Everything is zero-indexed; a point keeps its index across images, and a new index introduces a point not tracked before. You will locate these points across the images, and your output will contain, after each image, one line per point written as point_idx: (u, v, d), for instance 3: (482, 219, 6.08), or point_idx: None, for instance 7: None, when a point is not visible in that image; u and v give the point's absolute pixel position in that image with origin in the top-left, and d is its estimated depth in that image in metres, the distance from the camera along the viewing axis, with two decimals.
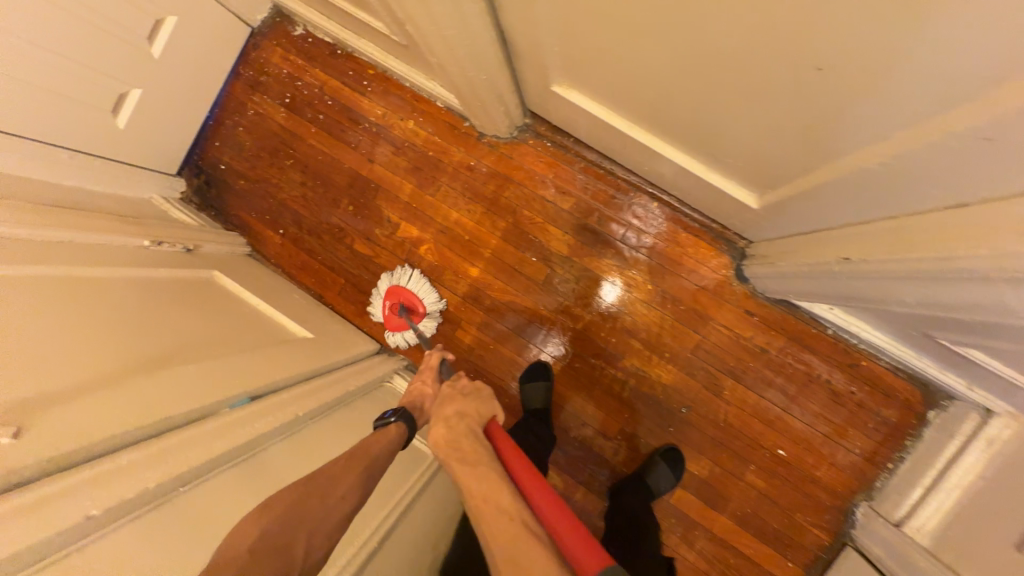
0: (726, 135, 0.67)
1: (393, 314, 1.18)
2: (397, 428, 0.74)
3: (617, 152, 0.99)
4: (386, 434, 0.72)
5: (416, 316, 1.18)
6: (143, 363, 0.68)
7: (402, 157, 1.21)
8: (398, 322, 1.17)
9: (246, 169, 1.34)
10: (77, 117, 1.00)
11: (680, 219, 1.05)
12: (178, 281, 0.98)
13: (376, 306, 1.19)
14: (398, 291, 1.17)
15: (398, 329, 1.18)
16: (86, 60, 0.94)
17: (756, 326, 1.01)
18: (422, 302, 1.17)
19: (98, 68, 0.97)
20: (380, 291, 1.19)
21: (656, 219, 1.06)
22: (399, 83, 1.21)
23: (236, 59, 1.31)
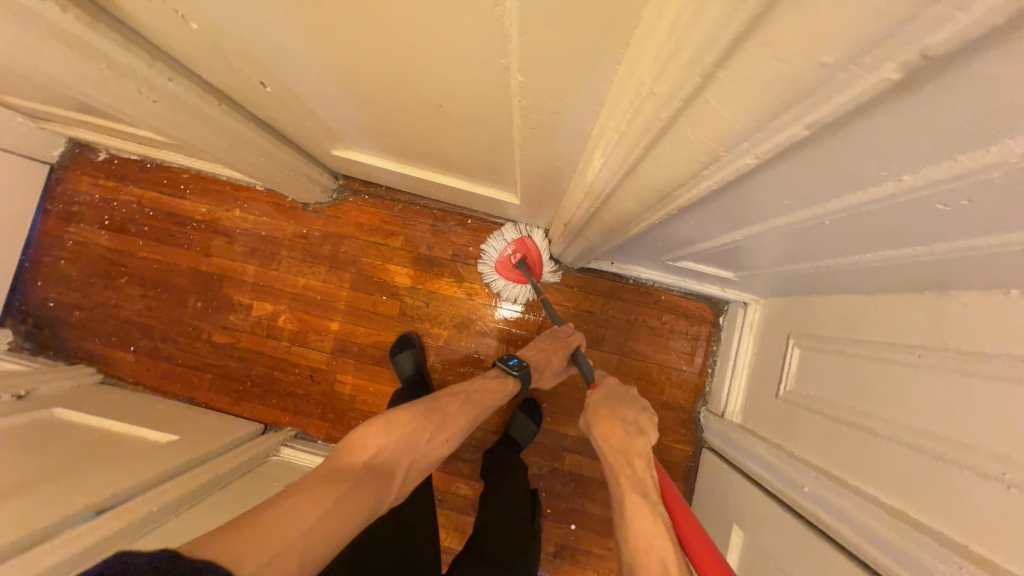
0: (459, 157, 0.85)
1: (509, 260, 1.16)
2: (516, 381, 0.96)
3: (419, 189, 1.15)
4: (505, 386, 0.95)
5: (533, 270, 1.16)
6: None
7: (236, 243, 1.28)
8: (513, 271, 1.16)
9: (79, 299, 1.31)
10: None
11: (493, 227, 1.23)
12: (9, 428, 0.94)
13: (496, 245, 1.17)
14: (528, 243, 1.15)
15: (509, 277, 1.16)
16: None
17: (580, 295, 1.20)
18: (542, 262, 1.15)
19: None
20: (509, 236, 1.17)
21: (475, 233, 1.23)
22: (216, 179, 1.28)
23: (41, 197, 1.31)
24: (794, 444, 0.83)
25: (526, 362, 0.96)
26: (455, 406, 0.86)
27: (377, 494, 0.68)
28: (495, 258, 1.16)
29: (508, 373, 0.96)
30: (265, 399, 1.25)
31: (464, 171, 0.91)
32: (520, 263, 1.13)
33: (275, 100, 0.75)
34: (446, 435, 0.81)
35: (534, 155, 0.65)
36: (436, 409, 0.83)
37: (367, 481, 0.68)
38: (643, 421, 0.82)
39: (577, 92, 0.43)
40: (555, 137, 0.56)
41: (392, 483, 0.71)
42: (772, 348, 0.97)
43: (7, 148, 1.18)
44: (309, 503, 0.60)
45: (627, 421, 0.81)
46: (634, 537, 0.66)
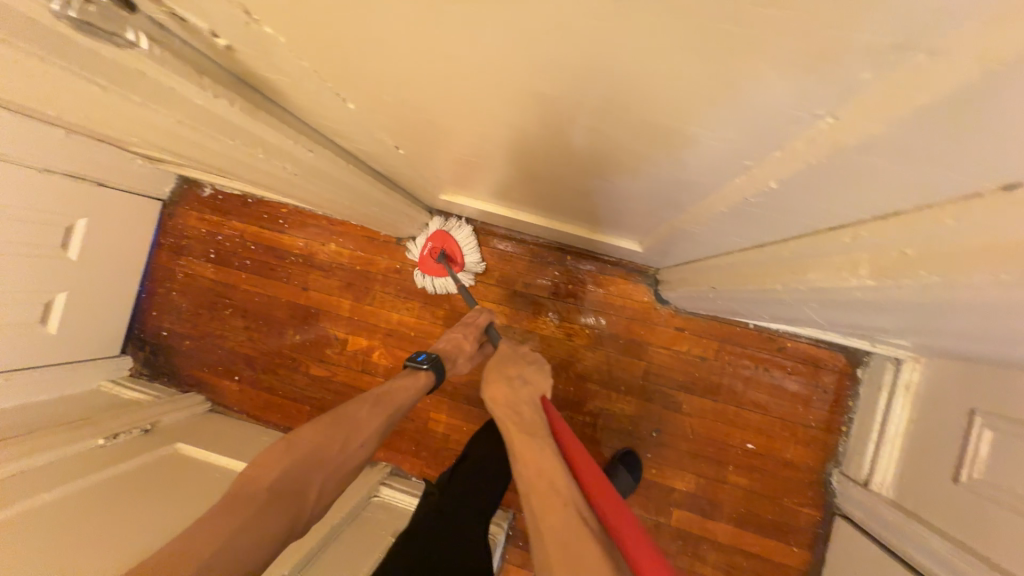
0: (588, 208, 0.78)
1: (430, 258, 1.16)
2: (425, 375, 0.86)
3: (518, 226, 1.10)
4: (414, 379, 0.84)
5: (454, 265, 1.15)
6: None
7: (332, 278, 1.28)
8: (434, 267, 1.16)
9: (189, 328, 1.37)
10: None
11: (593, 263, 1.15)
12: (138, 470, 0.99)
13: (416, 246, 1.18)
14: (446, 237, 1.15)
15: (431, 273, 1.18)
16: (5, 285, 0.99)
17: (689, 339, 1.10)
18: (462, 254, 1.15)
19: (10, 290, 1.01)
20: (429, 231, 1.17)
21: (573, 269, 1.16)
22: (312, 213, 1.29)
23: (156, 232, 1.38)
24: (982, 545, 0.70)
25: (437, 353, 0.88)
26: (363, 408, 0.74)
27: (295, 512, 0.60)
28: (416, 256, 1.17)
29: (417, 368, 0.87)
30: None
31: (586, 218, 0.84)
32: (439, 257, 1.14)
33: (403, 158, 0.72)
34: (358, 440, 0.70)
35: (707, 228, 0.56)
36: (343, 414, 0.72)
37: (272, 499, 0.58)
38: (530, 376, 0.79)
39: (849, 207, 0.35)
40: (759, 225, 0.47)
41: (310, 497, 0.62)
42: (944, 421, 0.83)
43: (129, 189, 1.24)
44: (207, 528, 0.52)
45: (511, 375, 0.77)
46: (530, 484, 0.58)
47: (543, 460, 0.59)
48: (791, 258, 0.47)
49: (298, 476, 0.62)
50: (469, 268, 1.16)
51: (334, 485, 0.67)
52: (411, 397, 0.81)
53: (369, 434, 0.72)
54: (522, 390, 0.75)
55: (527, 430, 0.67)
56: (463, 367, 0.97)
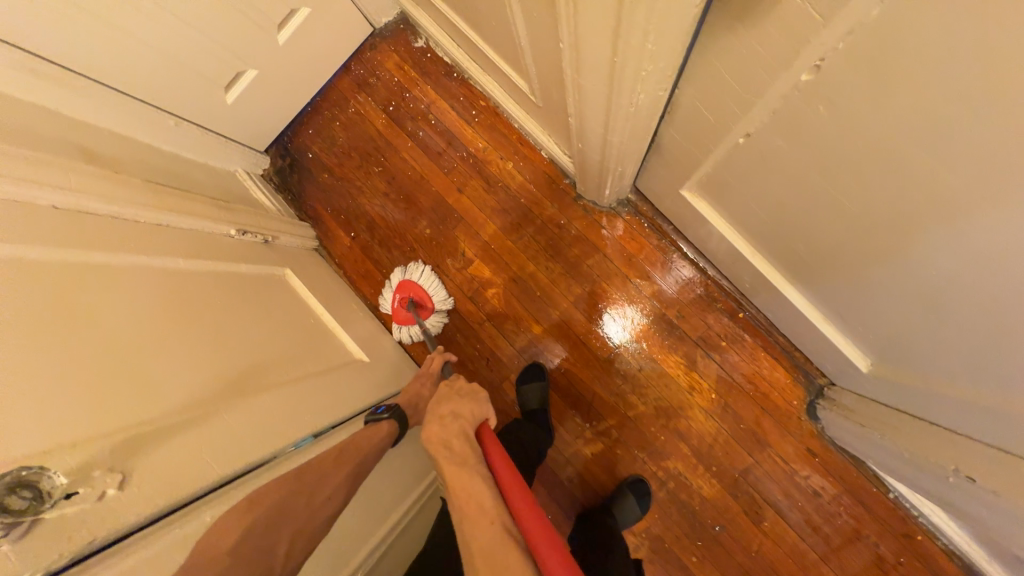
0: (875, 309, 0.63)
1: (401, 308, 1.18)
2: (387, 424, 0.79)
3: (720, 258, 0.96)
4: (377, 430, 0.76)
5: (423, 311, 1.18)
6: (222, 388, 0.67)
7: (492, 195, 1.18)
8: (405, 316, 1.18)
9: (333, 164, 1.32)
10: (178, 82, 0.98)
11: (691, 267, 1.06)
12: (252, 276, 0.96)
13: (386, 299, 1.21)
14: (410, 284, 1.18)
15: (403, 323, 1.18)
16: (213, 33, 0.94)
17: (814, 467, 0.98)
18: (430, 298, 1.18)
19: (215, 39, 0.95)
20: (393, 283, 1.20)
21: (667, 260, 1.07)
22: (509, 122, 1.18)
23: (351, 55, 1.29)
24: None
25: (399, 405, 0.82)
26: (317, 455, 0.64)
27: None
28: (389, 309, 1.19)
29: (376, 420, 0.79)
30: (436, 352, 1.22)
31: (847, 311, 0.70)
32: (407, 306, 1.16)
33: (724, 148, 0.59)
34: (329, 488, 0.61)
35: None
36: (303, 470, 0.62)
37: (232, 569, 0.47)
38: (462, 409, 0.74)
39: None
40: None
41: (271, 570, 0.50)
42: None
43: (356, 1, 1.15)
44: None
45: (446, 413, 0.73)
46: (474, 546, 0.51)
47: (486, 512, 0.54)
48: None
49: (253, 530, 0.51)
50: (439, 310, 1.18)
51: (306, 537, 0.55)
52: (371, 446, 0.71)
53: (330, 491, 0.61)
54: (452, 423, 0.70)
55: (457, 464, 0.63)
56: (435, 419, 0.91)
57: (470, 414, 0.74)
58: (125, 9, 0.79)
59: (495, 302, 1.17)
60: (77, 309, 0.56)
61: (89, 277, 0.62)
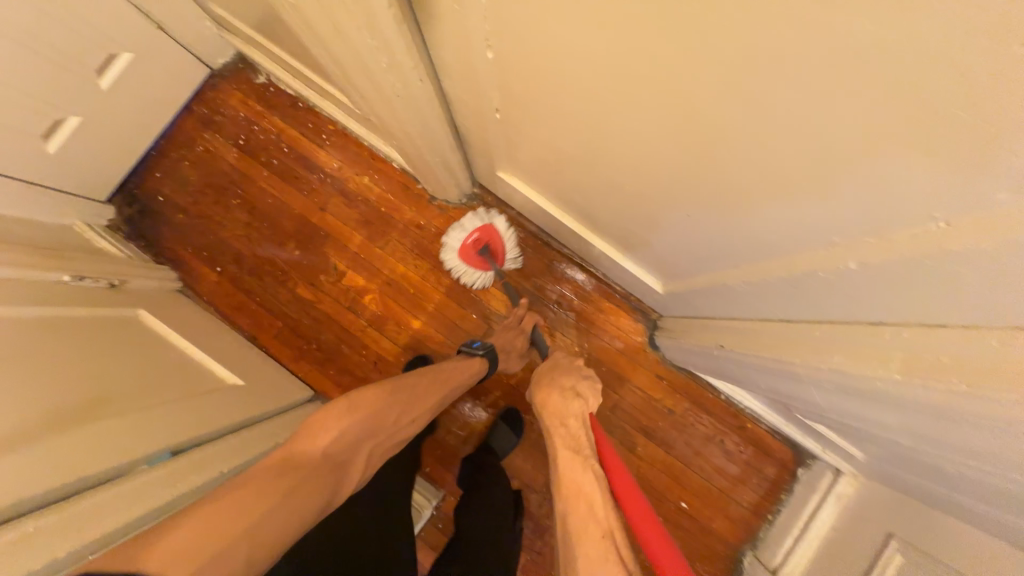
0: (640, 235, 0.81)
1: (471, 249, 1.13)
2: (481, 361, 0.99)
3: (554, 228, 1.12)
4: (473, 364, 0.97)
5: (495, 259, 1.14)
6: (50, 417, 0.65)
7: (352, 208, 1.26)
8: (475, 259, 1.13)
9: (187, 203, 1.30)
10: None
11: (580, 270, 1.20)
12: (94, 318, 0.92)
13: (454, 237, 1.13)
14: (492, 231, 1.12)
15: (470, 265, 1.14)
16: (20, 83, 0.92)
17: (665, 389, 1.15)
18: (505, 251, 1.14)
19: (23, 89, 0.93)
20: (467, 226, 1.12)
21: (559, 270, 1.20)
22: (358, 140, 1.27)
23: (190, 96, 1.31)
24: None
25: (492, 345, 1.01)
26: (420, 382, 0.81)
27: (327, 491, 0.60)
28: (456, 246, 1.12)
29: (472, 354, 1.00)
30: (322, 367, 1.23)
31: (632, 245, 0.88)
32: (481, 252, 1.11)
33: (493, 124, 0.73)
34: (415, 412, 0.77)
35: (749, 289, 0.61)
36: (402, 389, 0.76)
37: (324, 470, 0.61)
38: (585, 388, 0.86)
39: (914, 302, 0.38)
40: (805, 299, 0.52)
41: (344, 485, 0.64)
42: (862, 537, 0.90)
43: (185, 44, 1.19)
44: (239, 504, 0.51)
45: (566, 387, 0.85)
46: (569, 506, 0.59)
47: (583, 480, 0.62)
48: (815, 336, 0.53)
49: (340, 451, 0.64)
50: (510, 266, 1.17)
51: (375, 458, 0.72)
52: (465, 373, 0.93)
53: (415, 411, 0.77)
54: (575, 402, 0.79)
55: (570, 443, 0.71)
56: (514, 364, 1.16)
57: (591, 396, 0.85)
58: None
59: (373, 306, 1.24)
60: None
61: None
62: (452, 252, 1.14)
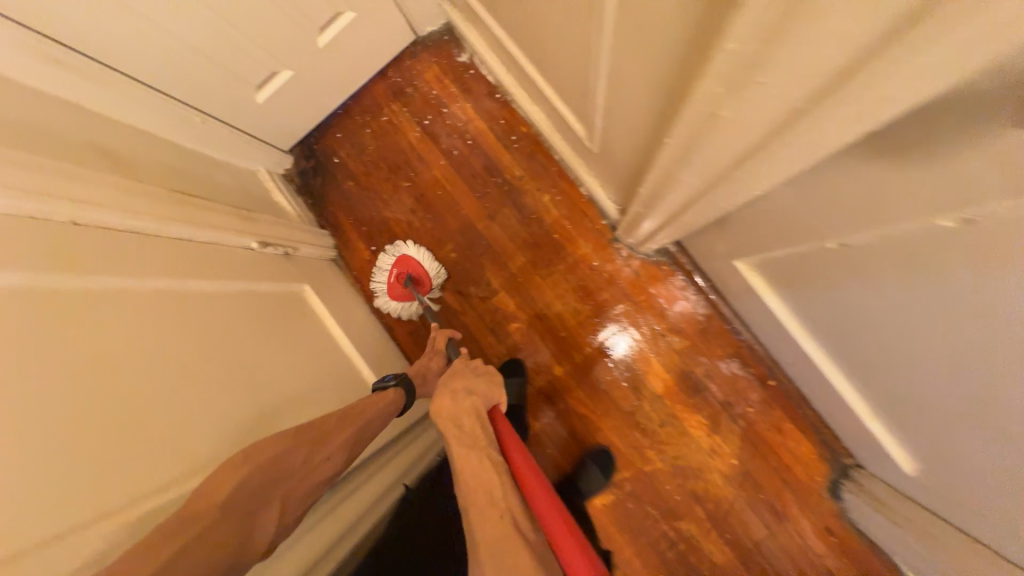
0: (938, 433, 0.60)
1: (396, 284, 1.13)
2: (395, 393, 0.81)
3: (759, 326, 0.93)
4: (384, 397, 0.78)
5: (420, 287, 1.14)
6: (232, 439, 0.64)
7: (524, 226, 1.14)
8: (401, 294, 1.14)
9: (360, 173, 1.26)
10: (209, 77, 0.92)
11: (690, 289, 1.04)
12: (270, 293, 0.91)
13: (380, 277, 1.15)
14: (407, 260, 1.14)
15: (399, 301, 1.14)
16: (250, 28, 0.88)
17: (830, 546, 0.96)
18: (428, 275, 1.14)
19: (252, 35, 0.89)
20: (386, 261, 1.15)
21: (667, 281, 1.05)
22: (550, 152, 1.13)
23: (389, 61, 1.22)
24: None
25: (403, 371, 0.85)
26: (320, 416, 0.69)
27: (242, 535, 0.48)
28: (383, 283, 1.13)
29: (384, 388, 0.82)
30: None
31: (899, 417, 0.67)
32: (405, 281, 1.12)
33: (807, 247, 0.55)
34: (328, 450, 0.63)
35: None
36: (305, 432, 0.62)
37: (232, 519, 0.48)
38: (479, 387, 0.73)
39: None
40: None
41: (261, 526, 0.51)
42: None
43: (403, 7, 1.09)
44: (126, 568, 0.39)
45: (459, 388, 0.72)
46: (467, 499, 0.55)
47: (487, 480, 0.56)
48: None
49: (217, 474, 0.50)
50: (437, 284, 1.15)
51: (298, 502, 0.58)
52: (378, 415, 0.74)
53: (330, 452, 0.63)
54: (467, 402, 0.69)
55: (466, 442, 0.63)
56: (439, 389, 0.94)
57: (488, 393, 0.74)
58: None
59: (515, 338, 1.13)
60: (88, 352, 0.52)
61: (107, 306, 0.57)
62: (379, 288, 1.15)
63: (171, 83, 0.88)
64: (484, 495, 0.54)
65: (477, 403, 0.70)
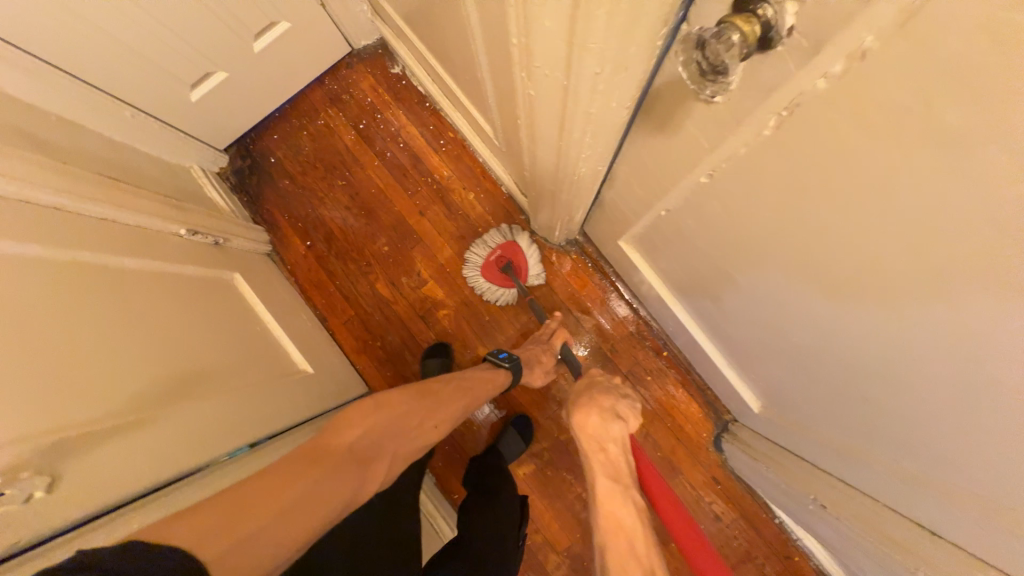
0: (766, 363, 0.76)
1: (496, 266, 1.14)
2: (505, 373, 0.98)
3: (650, 303, 1.08)
4: (494, 377, 0.96)
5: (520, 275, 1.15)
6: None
7: (452, 221, 1.24)
8: (499, 277, 1.15)
9: (296, 172, 1.32)
10: (140, 72, 0.97)
11: (596, 274, 1.19)
12: (196, 277, 0.94)
13: (482, 254, 1.15)
14: (512, 247, 1.14)
15: (496, 284, 1.16)
16: (183, 31, 0.94)
17: (717, 494, 1.11)
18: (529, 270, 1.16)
19: (186, 38, 0.96)
20: (488, 242, 1.16)
21: (577, 267, 1.19)
22: (475, 155, 1.25)
23: (325, 69, 1.31)
24: None
25: (517, 355, 1.01)
26: (445, 389, 0.84)
27: (358, 480, 0.60)
28: (480, 261, 1.14)
29: (498, 366, 0.99)
30: (382, 366, 1.24)
31: (742, 359, 0.84)
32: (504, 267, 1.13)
33: (650, 217, 0.69)
34: (439, 418, 0.79)
35: (910, 489, 0.57)
36: (426, 393, 0.80)
37: (349, 460, 0.60)
38: (623, 410, 0.91)
39: None
40: (987, 539, 0.49)
41: (375, 472, 0.64)
42: None
43: (337, 22, 1.19)
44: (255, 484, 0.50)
45: (604, 410, 0.90)
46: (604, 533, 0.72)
47: (622, 511, 0.74)
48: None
49: None
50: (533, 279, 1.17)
51: (400, 458, 0.71)
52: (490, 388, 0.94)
53: (440, 417, 0.79)
54: (615, 428, 0.86)
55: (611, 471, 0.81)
56: (539, 377, 1.09)
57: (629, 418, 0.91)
58: None
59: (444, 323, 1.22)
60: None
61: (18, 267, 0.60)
62: (475, 267, 1.16)
63: (100, 77, 0.92)
64: (614, 525, 0.72)
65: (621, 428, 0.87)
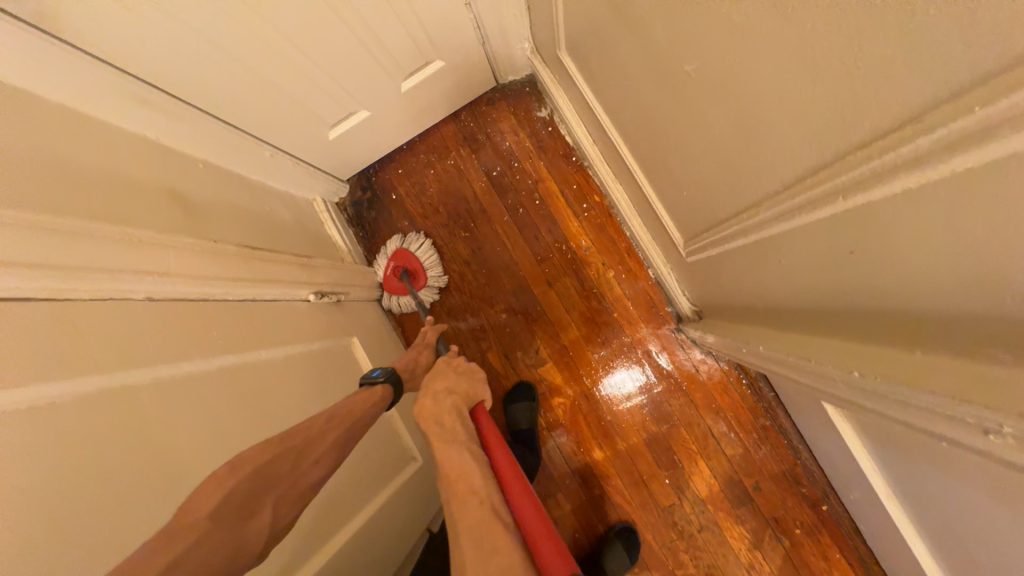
0: None
1: (392, 277, 1.15)
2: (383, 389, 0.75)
3: (826, 455, 0.88)
4: (372, 395, 0.72)
5: (416, 280, 1.14)
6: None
7: (584, 299, 1.09)
8: (398, 287, 1.15)
9: (416, 213, 1.21)
10: (285, 112, 0.87)
11: (750, 392, 1.00)
12: (321, 353, 0.87)
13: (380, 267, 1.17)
14: (406, 255, 1.15)
15: (394, 292, 1.15)
16: (332, 70, 0.83)
17: None
18: (424, 270, 1.14)
19: (333, 75, 0.85)
20: (388, 251, 1.17)
21: (725, 380, 1.01)
22: (622, 227, 1.08)
23: (464, 104, 1.17)
24: None
25: (392, 365, 0.79)
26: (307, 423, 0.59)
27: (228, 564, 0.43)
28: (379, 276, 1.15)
29: (371, 384, 0.76)
30: None
31: None
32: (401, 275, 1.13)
33: (942, 450, 0.51)
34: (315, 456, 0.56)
35: None
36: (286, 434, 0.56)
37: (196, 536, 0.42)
38: (461, 385, 0.72)
39: None
40: None
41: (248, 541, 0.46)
42: None
43: (493, 59, 1.04)
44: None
45: (441, 388, 0.70)
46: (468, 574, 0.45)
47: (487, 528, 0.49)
48: None
49: None
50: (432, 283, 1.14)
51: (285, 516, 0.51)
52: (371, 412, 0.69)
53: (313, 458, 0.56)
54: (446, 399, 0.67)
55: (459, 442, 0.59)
56: None
57: (467, 390, 0.72)
58: (242, 35, 0.68)
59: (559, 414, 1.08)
60: (141, 469, 0.47)
61: (160, 404, 0.52)
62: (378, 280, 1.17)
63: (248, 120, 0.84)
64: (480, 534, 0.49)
65: (458, 400, 0.68)
